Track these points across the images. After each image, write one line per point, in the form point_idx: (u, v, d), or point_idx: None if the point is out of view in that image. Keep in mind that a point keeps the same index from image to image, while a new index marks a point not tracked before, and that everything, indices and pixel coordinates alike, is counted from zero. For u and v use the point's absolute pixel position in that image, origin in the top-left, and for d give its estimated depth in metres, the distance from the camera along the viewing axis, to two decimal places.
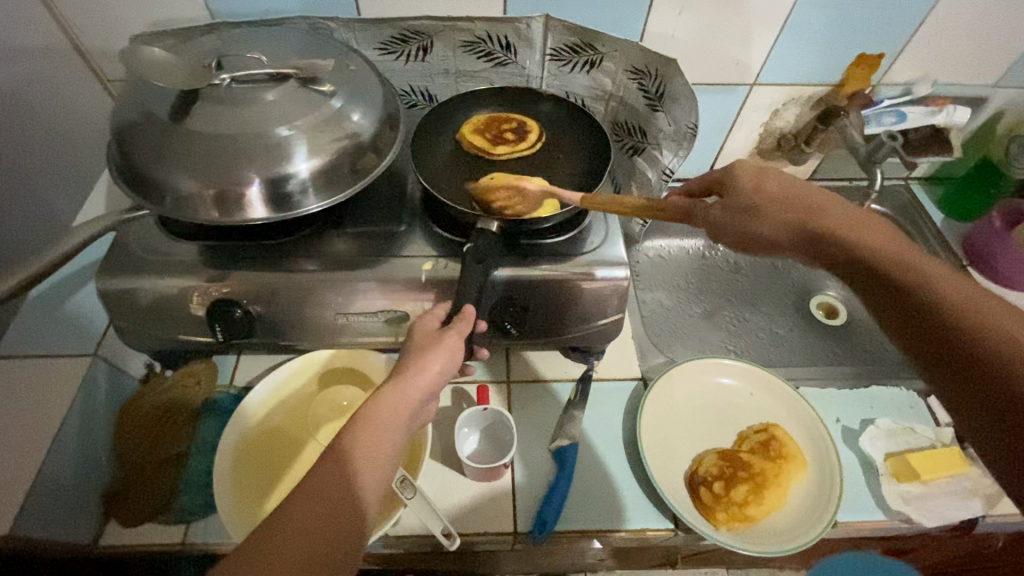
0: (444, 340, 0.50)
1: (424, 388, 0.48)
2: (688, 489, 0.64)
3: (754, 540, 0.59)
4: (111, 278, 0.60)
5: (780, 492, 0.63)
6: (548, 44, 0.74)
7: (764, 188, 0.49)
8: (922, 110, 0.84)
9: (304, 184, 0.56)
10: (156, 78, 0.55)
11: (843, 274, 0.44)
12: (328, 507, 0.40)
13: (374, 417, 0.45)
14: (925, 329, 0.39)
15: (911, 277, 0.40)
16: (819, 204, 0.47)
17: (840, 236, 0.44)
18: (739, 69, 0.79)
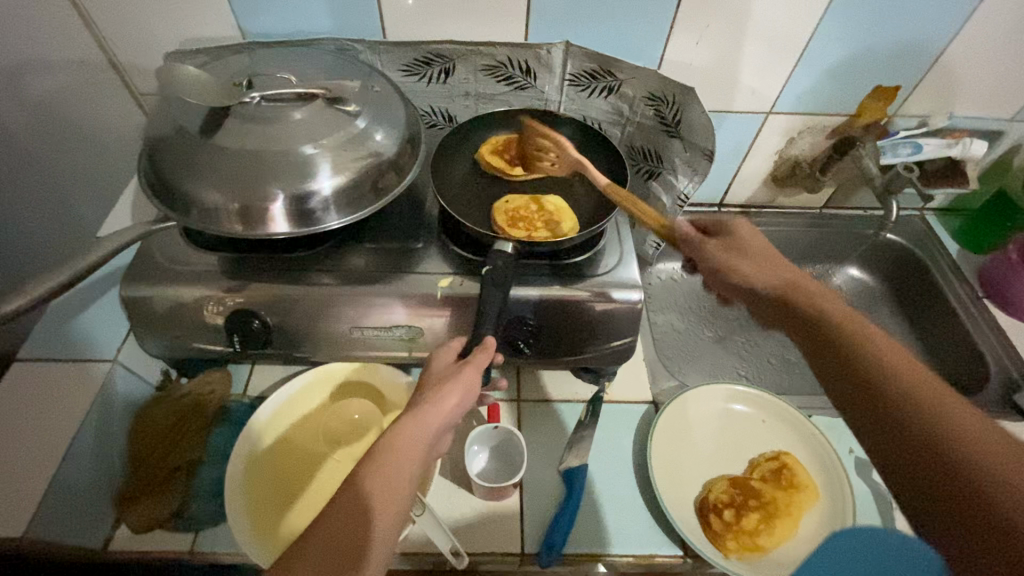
0: (467, 375, 0.50)
1: (445, 419, 0.48)
2: (698, 515, 0.63)
3: (765, 569, 0.58)
4: (135, 286, 0.61)
5: (792, 522, 0.62)
6: (568, 69, 0.76)
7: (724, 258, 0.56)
8: (939, 142, 0.85)
9: (326, 201, 0.57)
10: (190, 96, 0.57)
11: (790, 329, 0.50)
12: (345, 542, 0.41)
13: (393, 449, 0.45)
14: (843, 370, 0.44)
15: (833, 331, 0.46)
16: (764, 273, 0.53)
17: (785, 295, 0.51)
18: (756, 98, 0.81)
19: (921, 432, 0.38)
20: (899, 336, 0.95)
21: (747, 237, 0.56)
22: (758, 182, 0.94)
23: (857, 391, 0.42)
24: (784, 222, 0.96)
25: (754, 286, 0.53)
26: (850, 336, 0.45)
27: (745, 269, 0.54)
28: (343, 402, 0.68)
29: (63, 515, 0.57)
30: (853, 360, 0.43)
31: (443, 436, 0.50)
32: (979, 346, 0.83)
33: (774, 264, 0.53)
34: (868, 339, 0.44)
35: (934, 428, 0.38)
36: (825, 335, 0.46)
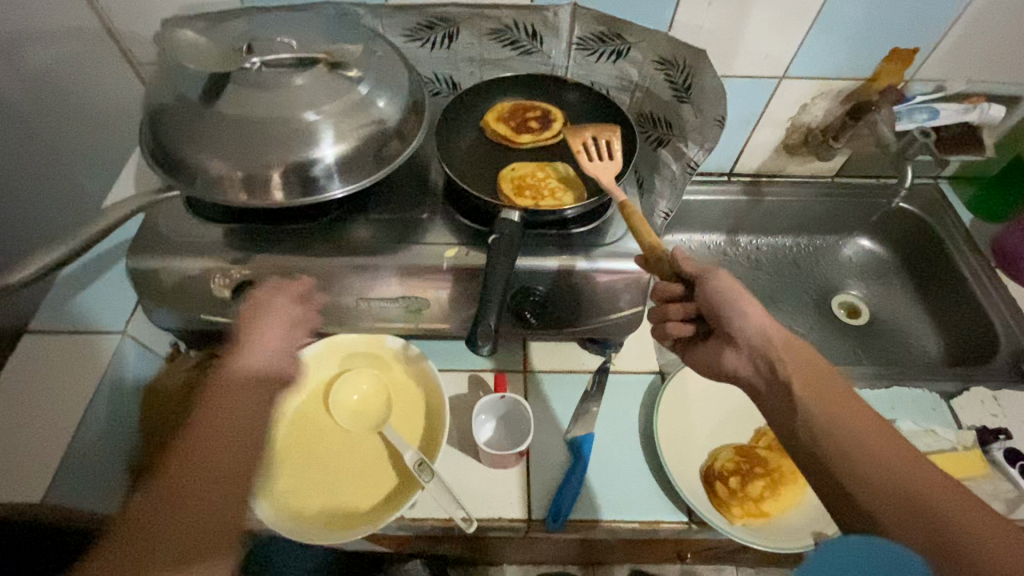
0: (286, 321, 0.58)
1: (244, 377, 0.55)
2: (703, 482, 0.64)
3: (769, 534, 0.59)
4: (141, 257, 0.61)
5: (799, 489, 0.63)
6: (575, 33, 0.73)
7: (715, 302, 0.52)
8: (958, 108, 0.82)
9: (329, 169, 0.57)
10: (190, 63, 0.55)
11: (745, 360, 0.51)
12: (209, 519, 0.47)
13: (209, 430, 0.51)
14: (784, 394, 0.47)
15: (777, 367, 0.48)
16: (756, 319, 0.50)
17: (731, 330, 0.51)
18: (769, 62, 0.78)
19: (870, 461, 0.41)
20: (906, 308, 0.95)
21: (719, 285, 0.53)
22: (769, 150, 0.92)
23: (814, 425, 0.44)
24: (791, 193, 0.95)
25: (744, 333, 0.50)
26: (811, 371, 0.47)
27: (738, 322, 0.51)
28: (351, 372, 0.68)
29: (79, 480, 0.58)
30: (814, 393, 0.46)
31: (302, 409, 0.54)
32: (990, 317, 0.82)
33: (738, 302, 0.51)
34: (795, 363, 0.48)
35: (881, 454, 0.41)
36: (789, 371, 0.48)
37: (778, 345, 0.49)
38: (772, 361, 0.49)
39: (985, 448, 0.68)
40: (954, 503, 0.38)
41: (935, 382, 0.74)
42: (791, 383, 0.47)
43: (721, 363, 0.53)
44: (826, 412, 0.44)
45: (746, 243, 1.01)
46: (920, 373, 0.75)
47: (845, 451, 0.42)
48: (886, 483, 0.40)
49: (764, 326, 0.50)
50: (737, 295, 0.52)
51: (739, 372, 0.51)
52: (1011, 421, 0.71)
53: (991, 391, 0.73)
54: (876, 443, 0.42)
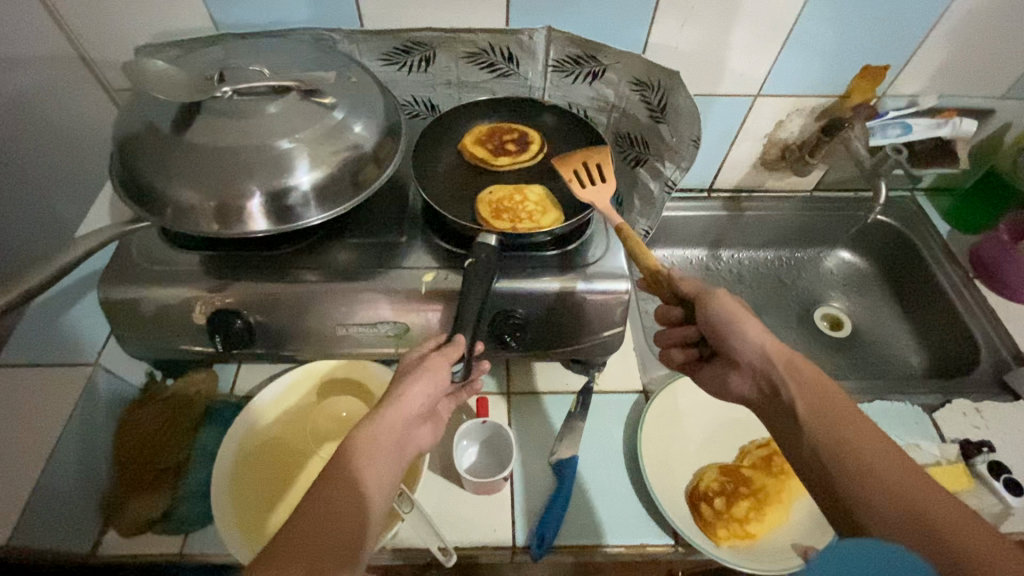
0: (432, 364, 0.50)
1: (410, 414, 0.49)
2: (688, 504, 0.63)
3: (755, 557, 0.58)
4: (113, 287, 0.60)
5: (784, 507, 0.62)
6: (551, 55, 0.74)
7: (714, 322, 0.53)
8: (928, 123, 0.84)
9: (305, 197, 0.56)
10: (158, 92, 0.55)
11: (753, 378, 0.52)
12: (349, 523, 0.42)
13: (362, 456, 0.45)
14: (789, 414, 0.48)
15: (787, 385, 0.49)
16: (757, 341, 0.51)
17: (733, 348, 0.52)
18: (743, 80, 0.79)
19: (879, 485, 0.40)
20: (889, 319, 0.95)
21: (719, 307, 0.53)
22: (747, 167, 0.93)
23: (818, 444, 0.44)
24: (771, 208, 0.96)
25: (744, 355, 0.52)
26: (817, 394, 0.47)
27: (738, 345, 0.52)
28: (329, 400, 0.67)
29: (50, 519, 0.56)
30: (821, 419, 0.45)
31: (417, 428, 0.51)
32: (970, 328, 0.83)
33: (739, 322, 0.52)
34: (800, 383, 0.48)
35: (889, 478, 0.40)
36: (793, 394, 0.48)
37: (779, 366, 0.50)
38: (773, 381, 0.50)
39: (968, 462, 0.67)
40: (955, 515, 0.37)
41: (916, 394, 0.74)
42: (794, 406, 0.47)
43: (728, 384, 0.55)
44: (827, 431, 0.44)
45: (728, 257, 1.01)
46: (903, 387, 0.76)
47: (849, 466, 0.42)
48: (887, 503, 0.39)
49: (763, 346, 0.51)
50: (734, 316, 0.53)
51: (745, 392, 0.53)
52: (994, 432, 0.71)
53: (972, 402, 0.74)
54: (884, 466, 0.41)
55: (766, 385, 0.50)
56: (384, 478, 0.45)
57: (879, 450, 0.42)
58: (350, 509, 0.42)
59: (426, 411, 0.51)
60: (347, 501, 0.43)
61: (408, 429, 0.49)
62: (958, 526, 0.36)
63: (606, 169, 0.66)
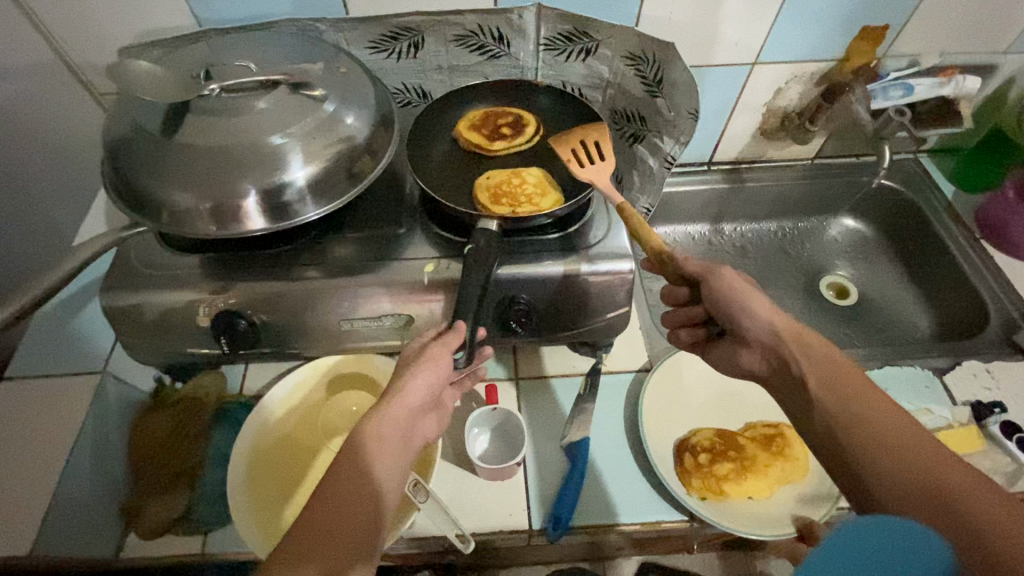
0: (432, 353, 0.50)
1: (415, 404, 0.49)
2: (674, 452, 0.65)
3: (718, 512, 0.60)
4: (116, 295, 0.60)
5: (767, 482, 0.62)
6: (542, 33, 0.72)
7: (718, 301, 0.53)
8: (930, 83, 0.82)
9: (301, 192, 0.55)
10: (144, 95, 0.54)
11: (762, 353, 0.51)
12: (364, 514, 0.42)
13: (373, 447, 0.45)
14: (799, 385, 0.47)
15: (798, 357, 0.48)
16: (765, 316, 0.50)
17: (739, 325, 0.52)
18: (740, 49, 0.77)
19: (887, 453, 0.40)
20: (895, 285, 0.94)
21: (725, 284, 0.53)
22: (747, 137, 0.91)
23: (827, 415, 0.44)
24: (772, 177, 0.95)
25: (751, 330, 0.51)
26: (829, 368, 0.46)
27: (746, 321, 0.51)
28: (339, 395, 0.67)
29: (70, 527, 0.57)
30: (831, 391, 0.45)
31: (422, 418, 0.50)
32: (978, 289, 0.83)
33: (745, 300, 0.51)
34: (807, 355, 0.48)
35: (897, 448, 0.40)
36: (804, 369, 0.47)
37: (787, 340, 0.49)
38: (781, 355, 0.49)
39: (981, 423, 0.67)
40: (969, 485, 0.36)
41: (926, 358, 0.74)
42: (804, 380, 0.46)
43: (736, 361, 0.54)
44: (837, 403, 0.44)
45: (731, 231, 1.00)
46: (913, 351, 0.75)
47: (858, 435, 0.42)
48: (902, 475, 0.38)
49: (772, 322, 0.50)
50: (740, 293, 0.52)
51: (753, 368, 0.52)
52: (1005, 392, 0.71)
53: (983, 363, 0.74)
54: (892, 435, 0.40)
55: (775, 357, 0.49)
56: (395, 468, 0.45)
57: (892, 423, 0.41)
58: (366, 498, 0.43)
59: (430, 401, 0.51)
60: (362, 491, 0.43)
61: (414, 419, 0.49)
62: (975, 496, 0.36)
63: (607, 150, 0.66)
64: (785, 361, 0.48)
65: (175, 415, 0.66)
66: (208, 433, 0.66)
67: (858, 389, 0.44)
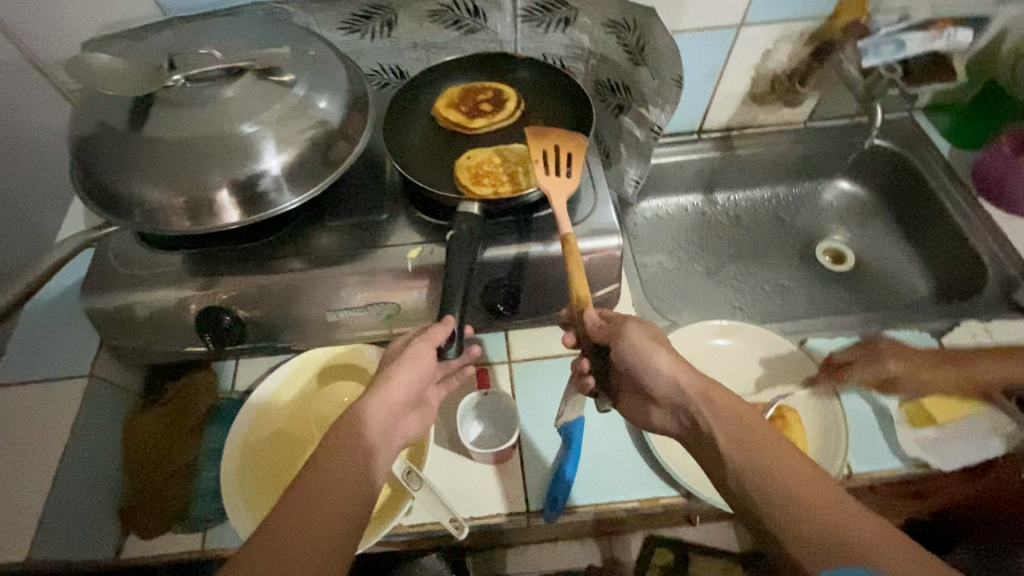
0: (417, 350, 0.51)
1: (396, 401, 0.50)
2: None
3: (679, 458, 0.63)
4: (95, 296, 0.59)
5: None
6: (518, 4, 0.69)
7: (625, 363, 0.52)
8: (923, 37, 0.80)
9: (278, 181, 0.54)
10: (106, 88, 0.52)
11: (672, 408, 0.50)
12: (341, 516, 0.42)
13: (353, 437, 0.46)
14: (709, 443, 0.46)
15: (707, 410, 0.47)
16: (668, 373, 0.49)
17: (649, 383, 0.50)
18: (725, 11, 0.75)
19: (801, 514, 0.38)
20: (892, 248, 0.93)
21: (633, 338, 0.51)
22: (736, 103, 0.89)
23: (743, 476, 0.42)
24: (763, 143, 0.93)
25: (657, 389, 0.50)
26: (736, 423, 0.45)
27: (654, 383, 0.50)
28: (331, 386, 0.67)
29: (69, 529, 0.57)
30: (741, 446, 0.43)
31: (406, 415, 0.51)
32: (975, 248, 0.81)
33: (653, 352, 0.50)
34: (711, 408, 0.47)
35: (811, 506, 0.38)
36: (715, 427, 0.45)
37: (693, 397, 0.48)
38: (691, 414, 0.48)
39: (980, 384, 0.67)
40: (884, 542, 0.35)
41: (923, 320, 0.73)
42: (715, 440, 0.45)
43: (649, 418, 0.53)
44: (748, 461, 0.42)
45: (724, 200, 0.99)
46: (910, 315, 0.74)
47: (771, 496, 0.40)
48: (817, 534, 0.36)
49: (677, 378, 0.49)
50: (645, 349, 0.50)
51: (666, 426, 0.51)
52: None
53: (982, 323, 0.72)
54: (804, 493, 0.39)
55: (686, 415, 0.48)
56: (376, 463, 0.46)
57: (801, 478, 0.40)
58: (341, 497, 0.42)
59: (413, 399, 0.52)
60: (325, 506, 0.41)
61: (395, 416, 0.50)
62: (885, 549, 0.35)
63: (575, 159, 0.60)
64: (694, 416, 0.47)
65: (169, 414, 0.66)
66: (203, 429, 0.66)
67: (770, 440, 0.43)
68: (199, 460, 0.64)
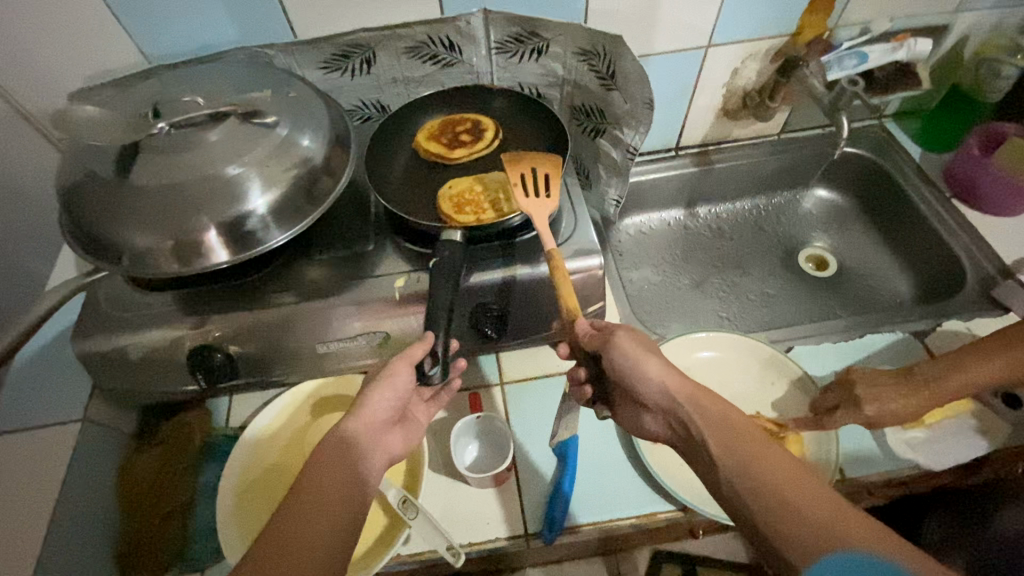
0: (393, 369, 0.52)
1: (376, 419, 0.51)
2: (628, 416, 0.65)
3: (671, 472, 0.63)
4: (87, 340, 0.59)
5: None
6: (492, 38, 0.72)
7: (618, 372, 0.51)
8: (883, 48, 0.82)
9: (263, 220, 0.55)
10: (93, 139, 0.53)
11: (664, 413, 0.49)
12: (330, 533, 0.43)
13: (335, 463, 0.47)
14: (699, 446, 0.45)
15: (695, 412, 0.46)
16: (658, 380, 0.49)
17: (637, 389, 0.50)
18: (692, 34, 0.77)
19: (789, 512, 0.38)
20: (872, 251, 0.95)
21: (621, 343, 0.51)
22: (709, 120, 0.91)
23: (732, 479, 0.42)
24: (740, 157, 0.95)
25: (647, 395, 0.49)
26: (724, 427, 0.44)
27: (643, 388, 0.50)
28: (325, 418, 0.67)
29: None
30: (729, 449, 0.43)
31: (388, 432, 0.53)
32: (953, 250, 0.83)
33: (641, 357, 0.50)
34: (698, 410, 0.46)
35: (798, 504, 0.38)
36: (704, 432, 0.45)
37: (682, 402, 0.47)
38: (680, 418, 0.47)
39: None
40: (866, 534, 0.36)
41: (905, 322, 0.74)
42: (705, 443, 0.44)
43: (642, 424, 0.52)
44: (736, 463, 0.42)
45: (705, 213, 1.01)
46: (892, 318, 0.76)
47: (760, 497, 0.40)
48: (809, 534, 0.37)
49: (665, 383, 0.48)
50: (633, 357, 0.51)
51: (659, 432, 0.51)
52: None
53: (963, 321, 0.73)
54: (791, 492, 0.39)
55: (675, 418, 0.48)
56: (370, 483, 0.47)
57: (787, 478, 0.40)
58: (326, 523, 0.43)
59: (395, 414, 0.54)
60: (308, 537, 0.42)
61: (378, 435, 0.51)
62: (868, 537, 0.36)
63: (553, 181, 0.61)
64: (683, 420, 0.47)
65: (162, 455, 0.66)
66: (197, 467, 0.66)
67: (758, 440, 0.43)
68: (195, 498, 0.64)
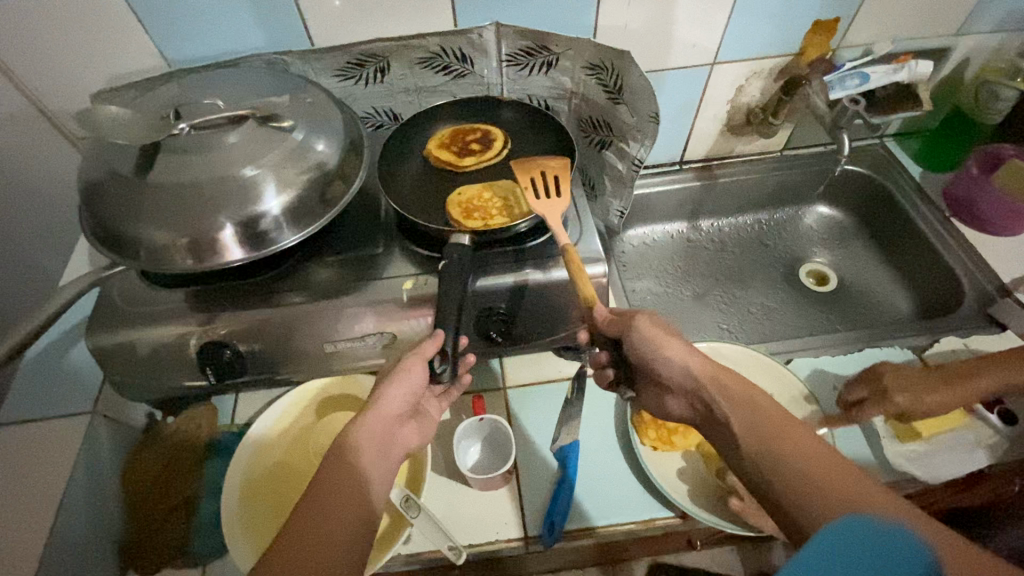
0: (407, 364, 0.53)
1: (390, 413, 0.53)
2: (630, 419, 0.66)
3: (669, 476, 0.63)
4: (99, 334, 0.60)
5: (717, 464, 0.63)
6: (503, 50, 0.74)
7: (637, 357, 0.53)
8: (887, 68, 0.83)
9: (277, 220, 0.57)
10: (116, 138, 0.55)
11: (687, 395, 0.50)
12: (349, 513, 0.45)
13: (349, 454, 0.48)
14: (720, 424, 0.47)
15: (718, 392, 0.48)
16: (681, 363, 0.50)
17: (660, 371, 0.52)
18: (698, 51, 0.79)
19: (803, 479, 0.39)
20: (872, 267, 0.96)
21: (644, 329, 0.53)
22: (714, 135, 0.93)
23: (750, 452, 0.43)
24: (744, 172, 0.97)
25: (670, 377, 0.51)
26: (746, 405, 0.46)
27: (666, 371, 0.51)
28: (330, 416, 0.68)
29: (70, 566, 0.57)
30: (749, 425, 0.44)
31: (402, 427, 0.54)
32: (953, 269, 0.84)
33: (665, 340, 0.52)
34: (720, 390, 0.48)
35: (814, 473, 0.39)
36: (726, 410, 0.46)
37: (705, 384, 0.49)
38: (701, 400, 0.49)
39: None
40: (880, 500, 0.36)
41: (904, 337, 0.75)
42: (726, 421, 0.46)
43: (665, 407, 0.54)
44: (754, 439, 0.43)
45: (708, 226, 1.02)
46: (891, 333, 0.77)
47: (778, 468, 0.41)
48: (824, 502, 0.37)
49: (688, 366, 0.50)
50: (655, 342, 0.52)
51: (681, 414, 0.52)
52: None
53: (961, 338, 0.74)
54: (807, 463, 0.40)
55: (698, 399, 0.49)
56: (379, 477, 0.49)
57: (805, 452, 0.41)
58: (348, 505, 0.45)
59: (406, 411, 0.55)
60: (330, 516, 0.44)
61: (390, 429, 0.53)
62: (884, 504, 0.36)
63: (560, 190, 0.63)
64: (706, 400, 0.49)
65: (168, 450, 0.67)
66: (202, 463, 0.67)
67: (777, 417, 0.44)
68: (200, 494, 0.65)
